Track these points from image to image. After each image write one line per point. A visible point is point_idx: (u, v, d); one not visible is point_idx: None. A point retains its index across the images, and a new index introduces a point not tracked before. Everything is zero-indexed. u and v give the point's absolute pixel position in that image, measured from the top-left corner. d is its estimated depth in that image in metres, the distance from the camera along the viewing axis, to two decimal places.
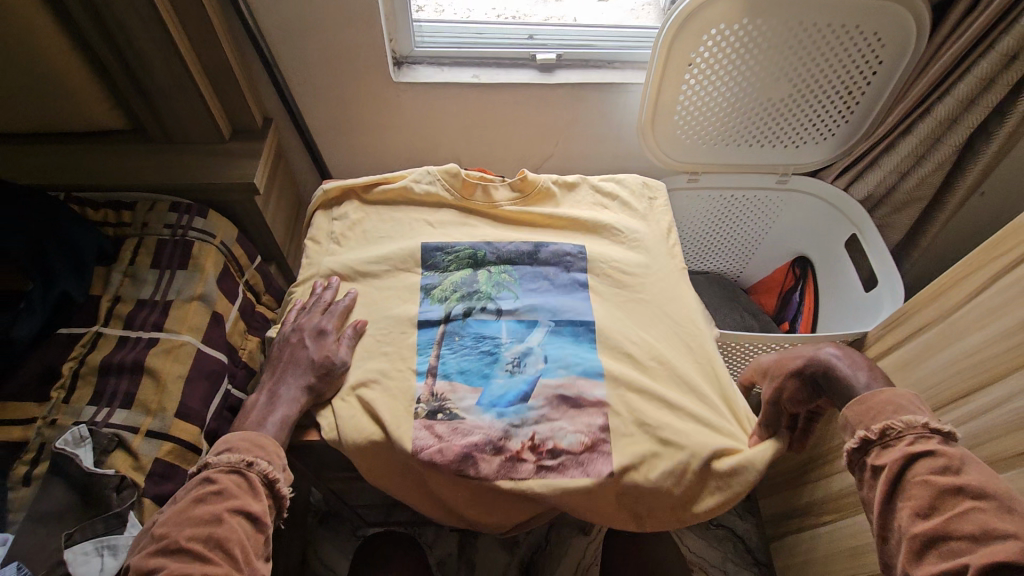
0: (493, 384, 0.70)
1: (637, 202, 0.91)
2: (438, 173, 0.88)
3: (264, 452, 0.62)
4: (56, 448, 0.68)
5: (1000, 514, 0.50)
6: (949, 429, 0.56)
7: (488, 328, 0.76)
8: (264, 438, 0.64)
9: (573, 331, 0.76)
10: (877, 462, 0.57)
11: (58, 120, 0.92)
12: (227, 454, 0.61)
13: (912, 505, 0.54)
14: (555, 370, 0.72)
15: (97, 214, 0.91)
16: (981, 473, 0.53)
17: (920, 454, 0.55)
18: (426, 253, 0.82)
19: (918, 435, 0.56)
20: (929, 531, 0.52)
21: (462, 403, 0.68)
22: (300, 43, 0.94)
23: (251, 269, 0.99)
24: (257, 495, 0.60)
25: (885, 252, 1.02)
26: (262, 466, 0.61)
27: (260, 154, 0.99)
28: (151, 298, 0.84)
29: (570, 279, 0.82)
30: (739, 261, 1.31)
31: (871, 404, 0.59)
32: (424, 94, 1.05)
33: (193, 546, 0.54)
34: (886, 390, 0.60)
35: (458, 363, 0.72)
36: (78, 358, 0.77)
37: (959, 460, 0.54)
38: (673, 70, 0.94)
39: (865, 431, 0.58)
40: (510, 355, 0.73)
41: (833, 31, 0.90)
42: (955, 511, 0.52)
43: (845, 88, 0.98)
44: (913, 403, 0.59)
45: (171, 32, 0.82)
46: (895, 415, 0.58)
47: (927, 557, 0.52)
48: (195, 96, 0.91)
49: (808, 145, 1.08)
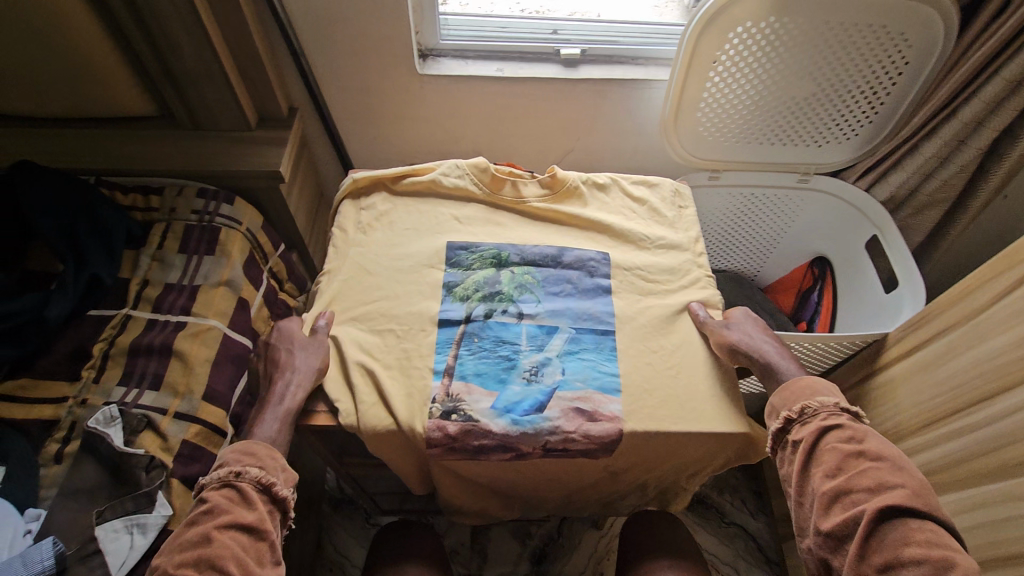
0: (509, 390, 0.70)
1: (666, 209, 0.90)
2: (467, 168, 0.88)
3: (254, 459, 0.60)
4: (89, 427, 0.69)
5: (892, 471, 0.59)
6: (856, 410, 0.65)
7: (508, 332, 0.75)
8: (254, 444, 0.62)
9: (594, 340, 0.75)
10: (795, 436, 0.64)
11: (90, 104, 0.93)
12: (218, 470, 0.60)
13: (822, 469, 0.61)
14: (573, 382, 0.71)
15: (127, 198, 0.93)
16: (880, 442, 0.61)
17: (831, 427, 0.63)
18: (450, 253, 0.82)
19: (831, 412, 0.64)
20: (836, 486, 0.59)
21: (477, 405, 0.68)
22: (328, 33, 0.95)
23: (275, 256, 1.00)
24: (251, 504, 0.58)
25: (905, 251, 1.01)
26: (250, 474, 0.59)
27: (286, 143, 0.99)
28: (179, 282, 0.85)
29: (592, 284, 0.81)
30: (757, 260, 1.32)
31: (796, 390, 0.67)
32: (447, 87, 1.05)
33: (184, 571, 0.53)
34: (807, 377, 0.69)
35: (475, 364, 0.72)
36: (109, 339, 0.78)
37: (863, 432, 0.62)
38: (698, 66, 0.94)
39: (787, 411, 0.66)
40: (528, 363, 0.72)
41: (860, 31, 0.90)
42: (855, 470, 0.59)
43: (869, 88, 0.98)
44: (827, 388, 0.67)
45: (202, 20, 0.83)
46: (813, 398, 0.65)
47: (834, 511, 0.59)
48: (224, 84, 0.92)
49: (830, 144, 1.08)
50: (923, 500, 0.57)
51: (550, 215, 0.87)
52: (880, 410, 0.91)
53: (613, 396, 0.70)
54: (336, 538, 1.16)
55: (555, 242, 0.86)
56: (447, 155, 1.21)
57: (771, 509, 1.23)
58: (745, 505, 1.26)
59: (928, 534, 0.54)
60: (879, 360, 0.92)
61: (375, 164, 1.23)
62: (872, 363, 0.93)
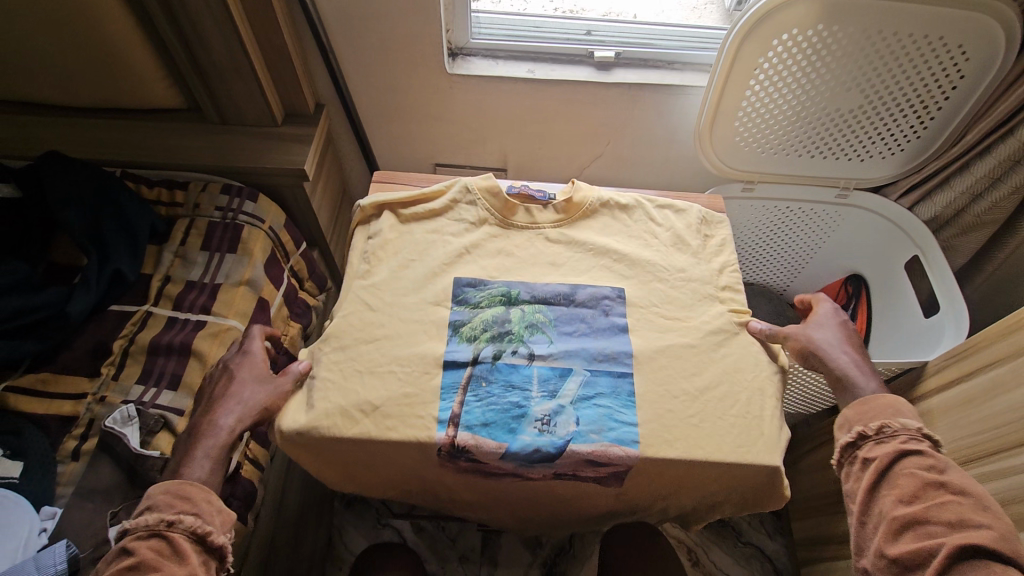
0: (519, 441, 0.64)
1: (691, 236, 0.83)
2: (479, 191, 0.83)
3: (189, 505, 0.56)
4: (106, 427, 0.69)
5: (975, 508, 0.56)
6: (938, 437, 0.62)
7: (517, 375, 0.68)
8: (189, 487, 0.57)
9: (611, 383, 0.68)
10: (868, 454, 0.62)
11: (119, 96, 0.93)
12: (146, 515, 0.55)
13: (896, 494, 0.58)
14: (588, 434, 0.64)
15: (152, 192, 0.92)
16: (963, 476, 0.58)
17: (911, 452, 0.60)
18: (457, 289, 0.76)
19: (912, 436, 0.61)
20: (911, 513, 0.56)
21: (488, 454, 0.63)
22: (359, 30, 0.93)
23: (297, 255, 0.99)
24: (184, 557, 0.53)
25: (950, 278, 0.97)
26: (185, 522, 0.54)
27: (311, 139, 0.98)
28: (200, 280, 0.84)
29: (608, 324, 0.74)
30: (788, 274, 1.28)
31: (876, 406, 0.64)
32: (477, 87, 1.03)
33: None
34: (889, 394, 0.65)
35: (484, 412, 0.65)
36: (129, 336, 0.78)
37: (944, 462, 0.59)
38: (738, 75, 0.90)
39: (862, 427, 0.63)
40: (539, 411, 0.66)
41: (914, 43, 0.85)
42: (933, 500, 0.57)
43: (920, 103, 0.93)
44: (912, 412, 0.64)
45: (233, 15, 0.82)
46: (893, 418, 0.63)
47: (904, 538, 0.56)
48: (252, 81, 0.91)
49: (874, 159, 1.03)
50: (1008, 544, 0.53)
51: (568, 241, 0.82)
52: None
53: (630, 449, 0.64)
54: (347, 538, 1.09)
55: (569, 279, 0.79)
56: (472, 156, 1.18)
57: (790, 531, 1.19)
58: (764, 526, 1.22)
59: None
60: (916, 390, 0.88)
61: (399, 164, 1.22)
62: (909, 393, 0.89)
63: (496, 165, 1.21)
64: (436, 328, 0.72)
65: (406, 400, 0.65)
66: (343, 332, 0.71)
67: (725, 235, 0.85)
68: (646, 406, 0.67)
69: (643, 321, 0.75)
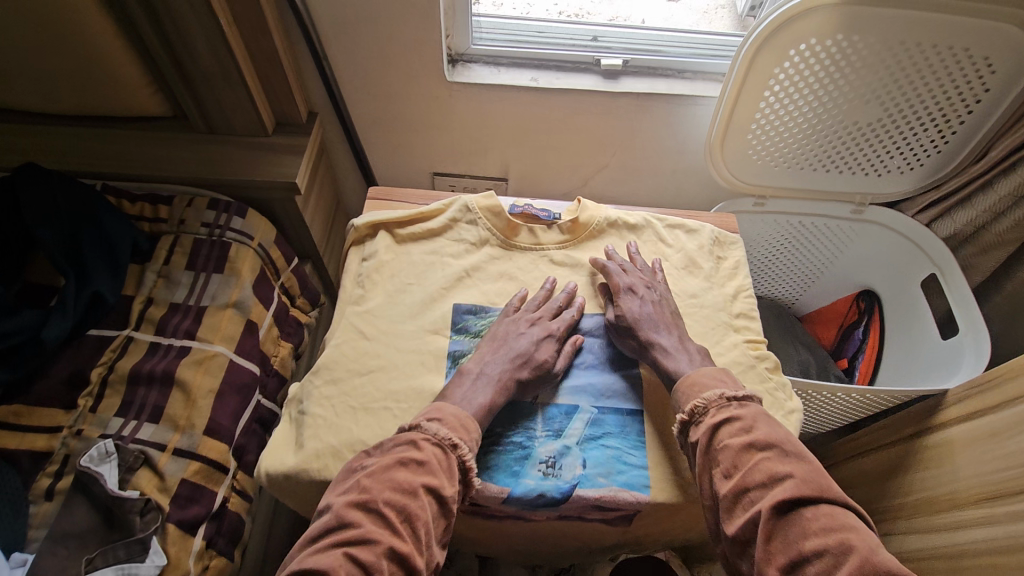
0: (522, 485, 0.59)
1: (703, 259, 0.79)
2: (480, 210, 0.79)
3: (468, 436, 0.56)
4: (81, 466, 0.65)
5: (781, 459, 0.53)
6: (744, 394, 0.59)
7: (520, 413, 0.64)
8: (470, 421, 0.58)
9: (618, 422, 0.64)
10: (692, 441, 0.59)
11: (101, 103, 0.88)
12: (438, 425, 0.56)
13: (719, 470, 0.55)
14: (597, 478, 0.60)
15: (134, 207, 0.88)
16: (770, 428, 0.56)
17: (720, 422, 0.57)
18: (456, 316, 0.72)
19: (718, 405, 0.59)
20: (732, 487, 0.53)
21: (487, 499, 0.59)
22: (352, 34, 0.88)
23: (288, 272, 0.95)
24: (454, 480, 0.54)
25: (971, 296, 0.92)
26: (466, 451, 0.55)
27: (304, 151, 0.94)
28: (185, 303, 0.80)
29: (615, 355, 0.70)
30: (798, 287, 1.23)
31: (683, 389, 0.61)
32: (477, 96, 0.98)
33: (387, 514, 0.49)
34: (698, 374, 0.62)
35: (485, 453, 0.61)
36: (107, 364, 0.74)
37: (751, 419, 0.57)
38: (753, 86, 0.85)
39: (680, 413, 0.60)
40: (544, 452, 0.61)
41: (938, 54, 0.81)
42: (749, 464, 0.53)
43: (941, 117, 0.89)
44: (717, 378, 0.62)
45: (221, 20, 0.77)
46: (700, 395, 0.60)
47: (737, 514, 0.52)
48: (241, 89, 0.87)
49: (892, 174, 0.99)
50: (817, 486, 0.51)
51: (574, 264, 0.78)
52: (934, 470, 0.83)
53: (641, 494, 0.60)
54: None
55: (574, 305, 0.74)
56: (473, 165, 1.14)
57: None
58: None
59: (823, 522, 0.48)
60: (936, 416, 0.84)
61: (395, 175, 1.17)
62: (925, 420, 0.86)
63: (496, 175, 1.16)
64: (433, 360, 0.68)
65: None
66: (334, 363, 0.66)
67: (738, 258, 0.81)
68: (654, 445, 0.63)
69: None
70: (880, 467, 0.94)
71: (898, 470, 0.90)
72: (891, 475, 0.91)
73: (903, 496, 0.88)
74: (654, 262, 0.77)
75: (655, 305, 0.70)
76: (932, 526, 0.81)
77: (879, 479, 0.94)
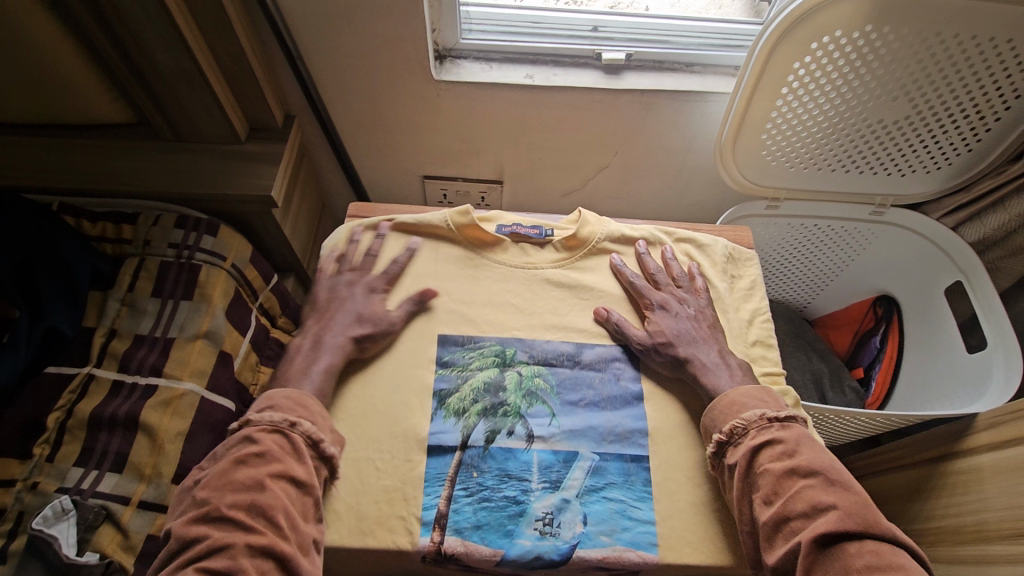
0: (516, 546, 0.54)
1: (718, 277, 0.74)
2: (463, 222, 0.73)
3: (307, 412, 0.56)
4: (34, 529, 0.60)
5: (826, 488, 0.50)
6: (788, 415, 0.56)
7: (514, 463, 0.58)
8: (304, 396, 0.57)
9: (623, 470, 0.59)
10: (728, 463, 0.55)
11: (53, 112, 0.80)
12: (271, 412, 0.55)
13: (759, 496, 0.52)
14: (599, 537, 0.56)
15: (95, 227, 0.81)
16: (814, 453, 0.53)
17: (762, 445, 0.54)
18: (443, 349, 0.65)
19: (760, 428, 0.55)
20: (772, 515, 0.50)
21: (479, 560, 0.54)
22: (328, 34, 0.81)
23: (267, 291, 0.89)
24: (301, 457, 0.53)
25: (1000, 310, 0.83)
26: (307, 426, 0.54)
27: (280, 159, 0.86)
28: (151, 334, 0.75)
29: (620, 392, 0.64)
30: (810, 291, 1.14)
31: (719, 408, 0.58)
32: (467, 95, 0.90)
33: (234, 514, 0.47)
34: (735, 390, 0.59)
35: (476, 511, 0.56)
36: (66, 408, 0.69)
37: (795, 444, 0.53)
38: (768, 83, 0.75)
39: (717, 433, 0.57)
40: (541, 508, 0.56)
41: (978, 47, 0.70)
42: (791, 491, 0.50)
43: (976, 113, 0.78)
44: (759, 399, 0.58)
45: (176, 22, 0.69)
46: (739, 414, 0.57)
47: (777, 543, 0.49)
48: (205, 92, 0.79)
49: (917, 175, 0.88)
50: (862, 518, 0.47)
51: (572, 286, 0.71)
52: (960, 498, 0.77)
53: (649, 553, 0.55)
54: None
55: (573, 334, 0.68)
56: (466, 167, 1.06)
57: None
58: None
59: (868, 560, 0.45)
60: (963, 441, 0.79)
61: (381, 179, 1.09)
62: (951, 445, 0.81)
63: (492, 177, 1.08)
64: (417, 402, 0.61)
65: (385, 498, 0.56)
66: None
67: (754, 277, 0.76)
68: (663, 497, 0.58)
69: (673, 384, 0.65)
70: (897, 488, 0.89)
71: (918, 493, 0.85)
72: (911, 497, 0.86)
73: (923, 522, 0.83)
74: (689, 267, 0.73)
75: (692, 320, 0.66)
76: (958, 559, 0.76)
77: (895, 501, 0.89)
